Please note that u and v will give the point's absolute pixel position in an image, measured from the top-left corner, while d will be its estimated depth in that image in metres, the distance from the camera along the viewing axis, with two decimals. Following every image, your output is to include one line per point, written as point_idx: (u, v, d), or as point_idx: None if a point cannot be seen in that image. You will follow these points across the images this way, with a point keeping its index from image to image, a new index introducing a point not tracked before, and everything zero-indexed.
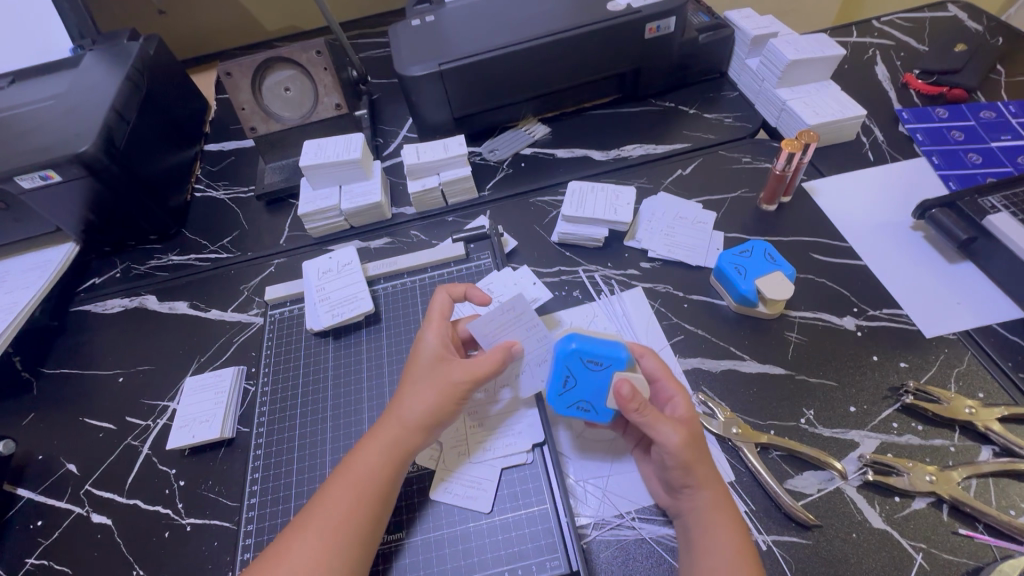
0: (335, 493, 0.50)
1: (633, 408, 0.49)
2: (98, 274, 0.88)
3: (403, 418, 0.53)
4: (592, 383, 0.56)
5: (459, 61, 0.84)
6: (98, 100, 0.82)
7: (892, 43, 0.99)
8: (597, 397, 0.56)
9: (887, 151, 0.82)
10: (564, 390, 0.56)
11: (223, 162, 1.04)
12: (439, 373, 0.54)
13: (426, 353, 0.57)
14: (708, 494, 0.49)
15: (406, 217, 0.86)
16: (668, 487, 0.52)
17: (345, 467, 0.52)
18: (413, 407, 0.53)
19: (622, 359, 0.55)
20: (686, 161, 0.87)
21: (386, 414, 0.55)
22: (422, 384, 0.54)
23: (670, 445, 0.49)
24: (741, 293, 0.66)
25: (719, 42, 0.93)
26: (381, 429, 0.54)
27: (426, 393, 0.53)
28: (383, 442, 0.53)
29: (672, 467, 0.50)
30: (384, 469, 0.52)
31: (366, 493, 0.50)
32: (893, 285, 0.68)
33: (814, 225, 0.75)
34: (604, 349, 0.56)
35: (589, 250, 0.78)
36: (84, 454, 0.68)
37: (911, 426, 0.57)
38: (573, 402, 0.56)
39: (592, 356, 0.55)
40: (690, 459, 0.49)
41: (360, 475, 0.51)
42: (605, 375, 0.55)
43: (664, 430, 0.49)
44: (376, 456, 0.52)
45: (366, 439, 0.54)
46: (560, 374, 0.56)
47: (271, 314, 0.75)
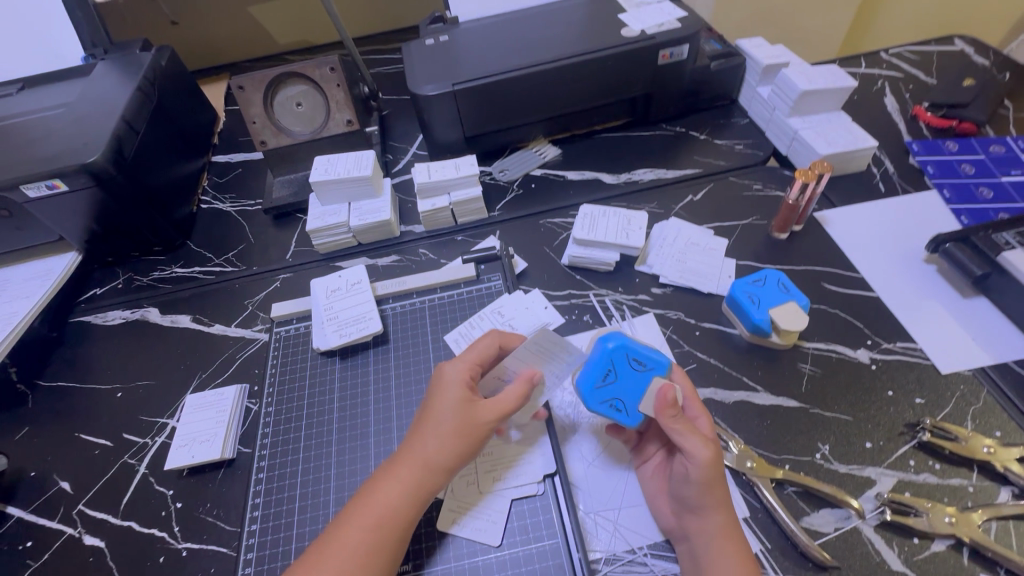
0: (352, 528, 0.49)
1: (669, 414, 0.50)
2: (100, 284, 0.87)
3: (427, 457, 0.52)
4: (629, 382, 0.56)
5: (473, 82, 0.84)
6: (108, 110, 0.82)
7: (900, 76, 1.00)
8: (631, 399, 0.55)
9: (898, 182, 0.83)
10: (601, 383, 0.56)
11: (231, 174, 1.03)
12: (468, 414, 0.53)
13: (451, 390, 0.55)
14: (721, 520, 0.49)
15: (415, 235, 0.86)
16: (679, 508, 0.51)
17: (361, 502, 0.51)
18: (440, 447, 0.52)
19: (664, 365, 0.55)
20: (697, 186, 0.87)
21: (406, 450, 0.53)
22: (445, 422, 0.53)
23: (698, 459, 0.49)
24: (755, 323, 0.65)
25: (731, 70, 0.93)
26: (402, 466, 0.52)
27: (453, 434, 0.52)
28: (401, 479, 0.51)
29: (692, 485, 0.49)
30: (407, 508, 0.51)
31: (388, 532, 0.49)
32: (907, 318, 0.67)
33: (826, 255, 0.75)
34: (650, 354, 0.56)
35: (599, 274, 0.77)
36: (78, 472, 0.66)
37: (929, 464, 0.56)
38: (607, 398, 0.56)
39: (638, 357, 0.56)
40: (710, 477, 0.49)
41: (381, 514, 0.50)
42: (644, 378, 0.55)
43: (695, 443, 0.49)
44: (398, 495, 0.51)
45: (382, 474, 0.53)
46: (601, 366, 0.56)
47: (277, 331, 0.74)
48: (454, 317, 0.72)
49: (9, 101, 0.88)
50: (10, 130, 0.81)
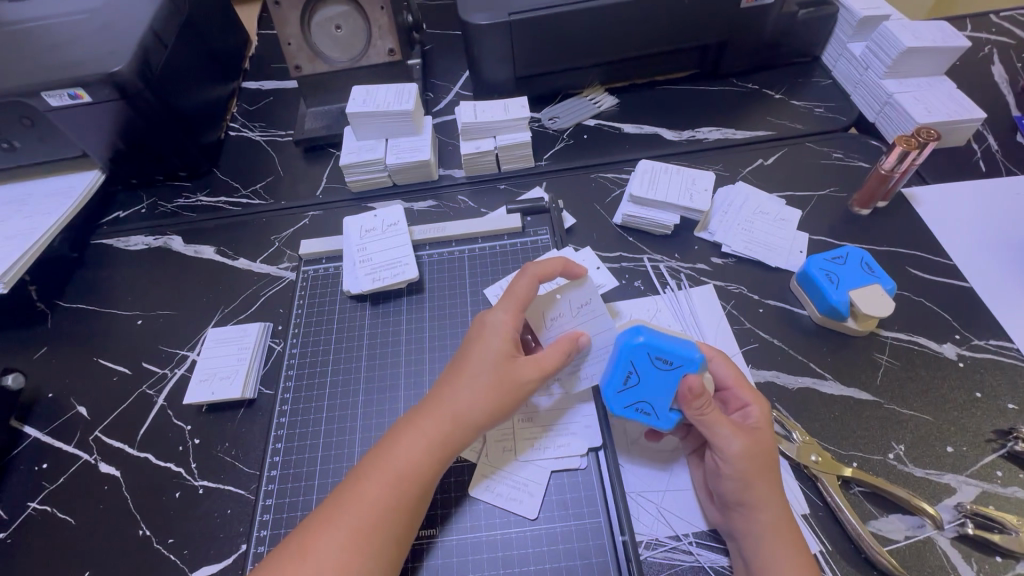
0: (372, 484, 0.45)
1: (695, 406, 0.46)
2: (123, 207, 0.83)
3: (458, 413, 0.47)
4: (657, 383, 0.49)
5: (530, 13, 0.75)
6: (135, 17, 0.75)
7: (1011, 42, 0.88)
8: (661, 400, 0.49)
9: (1002, 162, 0.73)
10: (623, 387, 0.50)
11: (262, 102, 0.97)
12: (507, 368, 0.48)
13: (495, 339, 0.50)
14: (766, 516, 0.44)
15: (454, 180, 0.79)
16: (721, 503, 0.47)
17: (382, 456, 0.46)
18: (473, 401, 0.47)
19: (696, 360, 0.48)
20: (769, 150, 0.78)
21: (435, 400, 0.48)
22: (483, 375, 0.48)
23: (728, 453, 0.45)
24: (830, 304, 0.58)
25: (821, 21, 0.82)
26: (429, 418, 0.47)
27: (489, 388, 0.48)
28: (428, 437, 0.46)
29: (728, 479, 0.45)
30: (430, 466, 0.46)
31: (407, 490, 0.45)
32: (1003, 314, 0.60)
33: (912, 236, 0.67)
34: (676, 347, 0.49)
35: (655, 238, 0.70)
36: (96, 397, 0.64)
37: (1018, 477, 0.50)
38: (633, 402, 0.50)
39: (662, 354, 0.49)
40: (747, 470, 0.44)
41: (402, 471, 0.45)
42: (671, 376, 0.49)
43: (725, 436, 0.45)
44: (421, 449, 0.46)
45: (407, 428, 0.47)
46: (622, 371, 0.50)
47: (304, 270, 0.69)
48: (495, 270, 0.67)
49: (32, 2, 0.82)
50: (33, 33, 0.76)
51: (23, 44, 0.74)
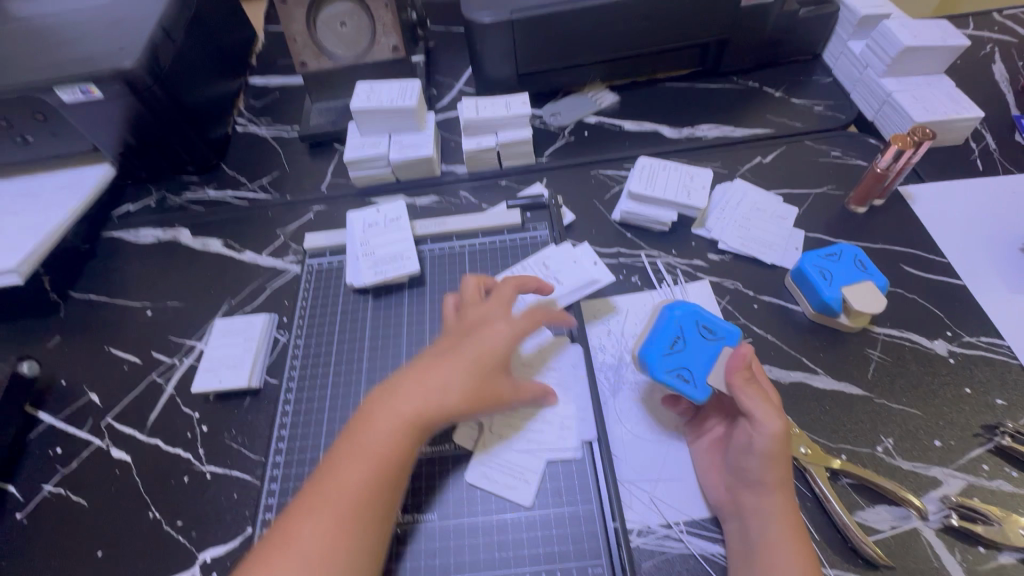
0: (345, 470, 0.45)
1: (741, 381, 0.48)
2: (132, 201, 0.85)
3: (424, 398, 0.48)
4: (699, 350, 0.52)
5: (532, 11, 0.76)
6: (145, 15, 0.77)
7: (1014, 40, 0.88)
8: (701, 368, 0.51)
9: (999, 161, 0.73)
10: (669, 350, 0.52)
11: (268, 97, 0.98)
12: (482, 359, 0.51)
13: (475, 333, 0.53)
14: (778, 499, 0.45)
15: (456, 176, 0.81)
16: (734, 483, 0.48)
17: (353, 441, 0.47)
18: (440, 386, 0.49)
19: (735, 336, 0.53)
20: (767, 148, 0.79)
21: (399, 384, 0.49)
22: (452, 363, 0.50)
23: (768, 430, 0.45)
24: (824, 301, 0.59)
25: (821, 19, 0.83)
26: (395, 401, 0.48)
27: (457, 373, 0.49)
28: (396, 418, 0.47)
29: (755, 457, 0.46)
30: (401, 447, 0.47)
31: (384, 472, 0.46)
32: (994, 312, 0.60)
33: (907, 234, 0.68)
34: (720, 323, 0.54)
35: (652, 234, 0.71)
36: (107, 385, 0.66)
37: (1003, 471, 0.51)
38: (673, 369, 0.52)
39: (710, 324, 0.53)
40: (776, 451, 0.45)
41: (374, 455, 0.46)
42: (715, 346, 0.52)
43: (769, 413, 0.46)
44: (390, 431, 0.47)
45: (374, 411, 0.48)
46: (669, 336, 0.53)
47: (308, 263, 0.71)
48: (495, 264, 0.68)
49: None
50: (45, 30, 0.77)
51: (36, 40, 0.76)
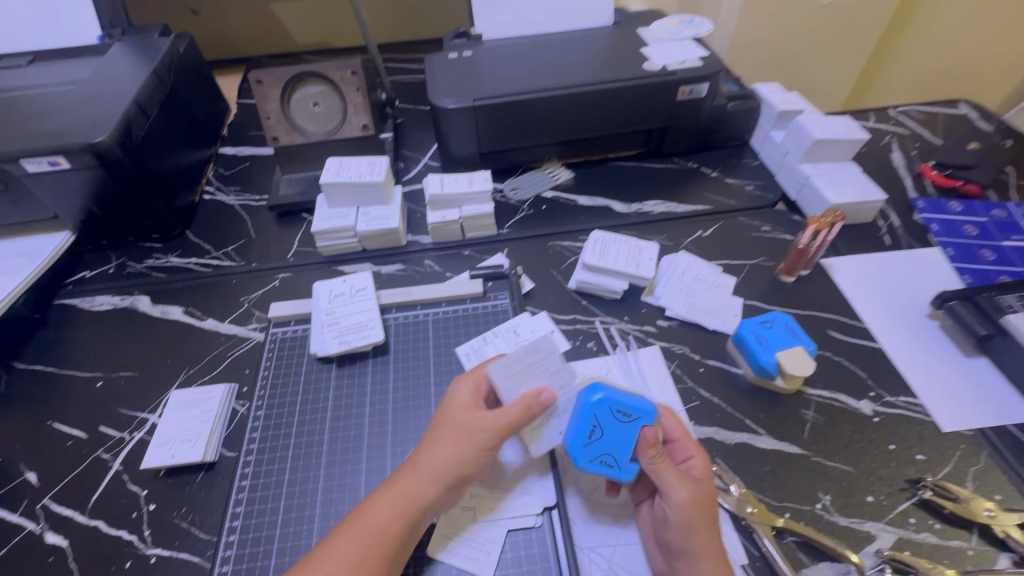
0: (340, 542, 0.48)
1: (649, 454, 0.51)
2: (90, 267, 0.84)
3: (423, 471, 0.51)
4: (618, 435, 0.53)
5: (493, 100, 0.84)
6: (120, 91, 0.80)
7: (907, 132, 1.03)
8: (623, 452, 0.53)
9: (903, 237, 0.83)
10: (588, 441, 0.54)
11: (238, 167, 1.01)
12: (467, 426, 0.53)
13: (454, 406, 0.55)
14: (708, 564, 0.48)
15: (421, 246, 0.84)
16: (667, 554, 0.50)
17: (355, 516, 0.50)
18: (437, 460, 0.51)
19: (651, 412, 0.53)
20: (706, 223, 0.87)
21: (408, 463, 0.53)
22: (445, 438, 0.53)
23: (675, 501, 0.49)
24: (761, 364, 0.64)
25: (746, 112, 0.95)
26: (400, 478, 0.51)
27: (451, 448, 0.52)
28: (397, 494, 0.50)
29: (673, 527, 0.49)
30: (399, 523, 0.49)
31: (375, 547, 0.48)
32: (909, 374, 0.67)
33: (831, 302, 0.75)
34: (630, 400, 0.54)
35: (606, 301, 0.76)
36: (47, 463, 0.62)
37: (929, 523, 0.55)
38: (598, 455, 0.53)
39: (622, 408, 0.53)
40: (691, 520, 0.49)
41: (369, 527, 0.48)
42: (631, 429, 0.53)
43: (673, 483, 0.50)
44: (391, 508, 0.49)
45: (380, 490, 0.51)
46: (586, 426, 0.54)
47: (273, 331, 0.72)
48: (459, 332, 0.71)
49: (18, 74, 0.87)
50: (17, 103, 0.79)
51: (5, 113, 0.78)
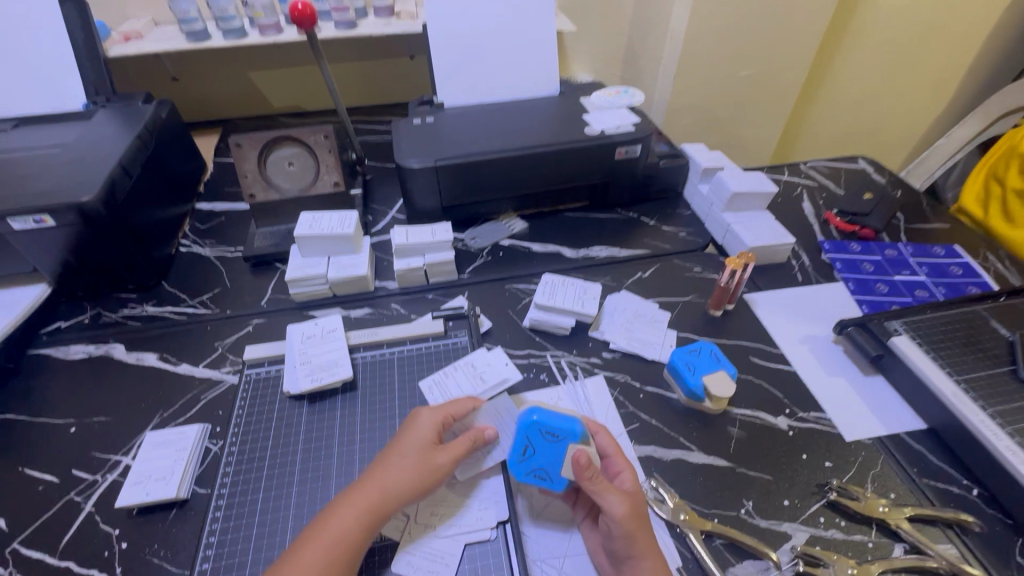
0: (309, 554, 0.51)
1: (587, 476, 0.55)
2: (64, 317, 0.87)
3: (388, 489, 0.56)
4: (550, 452, 0.61)
5: (452, 160, 0.94)
6: (106, 154, 0.87)
7: (815, 184, 1.18)
8: (552, 467, 0.61)
9: (813, 274, 0.96)
10: (522, 457, 0.61)
11: (213, 221, 1.08)
12: (430, 455, 0.58)
13: (420, 431, 0.60)
14: (649, 564, 0.54)
15: (387, 291, 0.92)
16: (613, 560, 0.56)
17: (319, 529, 0.53)
18: (401, 480, 0.56)
19: (578, 433, 0.61)
20: (645, 265, 0.98)
21: (369, 479, 0.57)
22: (409, 460, 0.58)
23: (616, 515, 0.54)
24: (691, 388, 0.73)
25: (677, 168, 1.09)
26: (363, 493, 0.56)
27: (414, 471, 0.57)
28: (361, 509, 0.54)
29: (618, 538, 0.54)
30: (361, 534, 0.54)
31: (340, 557, 0.52)
32: (818, 393, 0.77)
33: (753, 332, 0.86)
34: (561, 422, 0.62)
35: (557, 337, 0.85)
36: (17, 508, 0.64)
37: (836, 521, 0.63)
38: (531, 469, 0.61)
39: (549, 428, 0.61)
40: (632, 529, 0.54)
41: (335, 539, 0.53)
42: (559, 446, 0.61)
43: (613, 500, 0.55)
44: (356, 521, 0.54)
45: (342, 503, 0.55)
46: (520, 444, 0.62)
47: (247, 372, 0.76)
48: (423, 368, 0.77)
49: (4, 138, 0.92)
50: (3, 166, 0.85)
51: None
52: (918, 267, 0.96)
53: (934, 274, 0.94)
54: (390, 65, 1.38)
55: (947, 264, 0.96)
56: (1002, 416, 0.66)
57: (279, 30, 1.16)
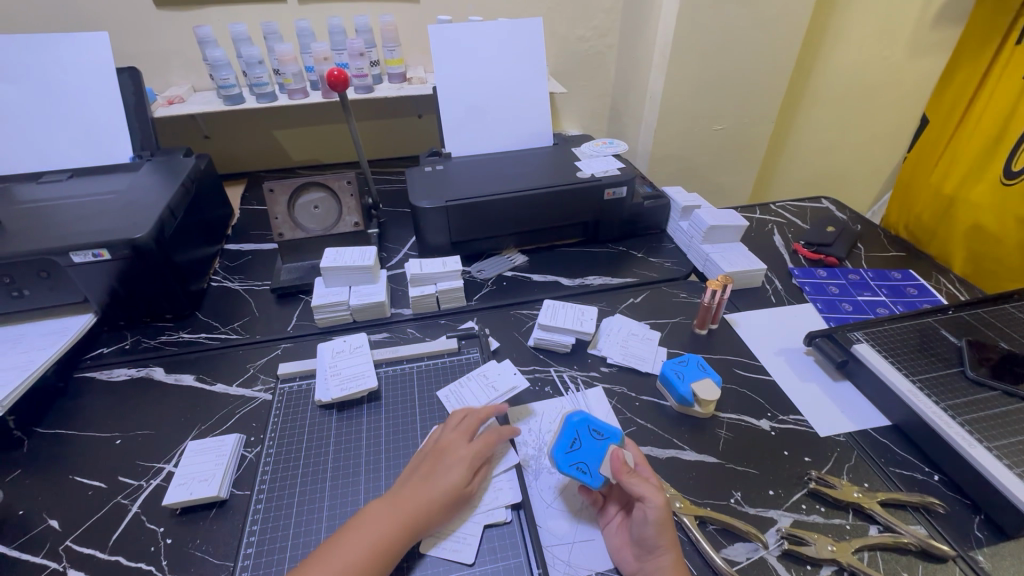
0: (356, 555, 0.57)
1: (628, 468, 0.62)
2: (106, 345, 0.95)
3: (433, 509, 0.62)
4: (592, 450, 0.68)
5: (461, 201, 1.06)
6: (155, 199, 0.98)
7: (784, 221, 1.32)
8: (595, 463, 0.67)
9: (785, 297, 1.07)
10: (570, 449, 0.68)
11: (241, 259, 1.18)
12: (467, 485, 0.66)
13: (463, 460, 0.67)
14: (671, 557, 0.58)
15: (403, 317, 1.01)
16: (637, 553, 0.60)
17: (365, 533, 0.59)
18: (443, 505, 0.63)
19: (619, 436, 0.70)
20: (636, 292, 1.09)
21: (413, 496, 0.63)
22: (450, 488, 0.64)
23: (656, 503, 0.59)
24: (680, 394, 0.81)
25: (660, 207, 1.22)
26: (407, 506, 0.62)
27: (454, 498, 0.64)
28: (406, 522, 0.61)
29: (650, 526, 0.59)
30: (403, 542, 0.60)
31: (382, 560, 0.58)
32: (794, 397, 0.86)
33: (735, 348, 0.95)
34: (606, 426, 0.71)
35: (559, 354, 0.93)
36: (68, 511, 0.69)
37: (817, 507, 0.70)
38: (574, 463, 0.67)
39: (597, 428, 0.71)
40: (663, 519, 0.59)
41: (382, 546, 0.59)
42: (603, 444, 0.69)
43: (653, 491, 0.61)
44: (400, 532, 0.60)
45: (388, 514, 0.61)
46: (570, 438, 0.69)
47: (281, 387, 0.85)
48: (439, 381, 0.85)
49: (61, 187, 1.04)
50: (63, 209, 0.95)
51: (53, 217, 0.93)
52: (878, 289, 1.08)
53: (893, 295, 1.06)
54: (401, 123, 1.54)
55: (904, 286, 1.08)
56: (954, 409, 0.76)
57: (305, 93, 1.31)
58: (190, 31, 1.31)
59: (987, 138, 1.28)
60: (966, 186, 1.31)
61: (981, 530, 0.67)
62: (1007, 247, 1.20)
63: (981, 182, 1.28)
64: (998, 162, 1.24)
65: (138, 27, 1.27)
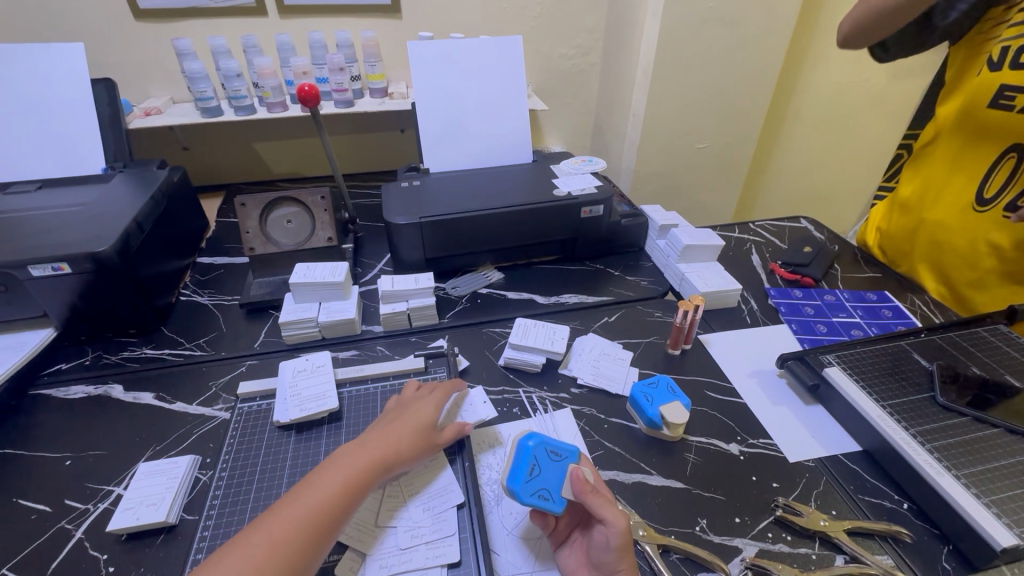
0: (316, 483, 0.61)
1: (588, 489, 0.60)
2: (65, 361, 0.93)
3: (395, 442, 0.67)
4: (551, 471, 0.65)
5: (435, 217, 1.06)
6: (122, 211, 0.96)
7: (762, 240, 1.32)
8: (555, 487, 0.63)
9: (760, 317, 1.07)
10: (529, 476, 0.64)
11: (213, 273, 1.17)
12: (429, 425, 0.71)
13: (425, 410, 0.73)
14: None
15: (373, 334, 0.99)
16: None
17: (328, 464, 0.64)
18: (404, 440, 0.68)
19: (576, 453, 0.67)
20: (611, 310, 1.08)
21: (377, 434, 0.68)
22: (412, 425, 0.70)
23: (617, 527, 0.57)
24: (650, 417, 0.80)
25: (637, 225, 1.21)
26: (371, 441, 0.67)
27: (416, 435, 0.69)
28: (368, 451, 0.65)
29: (611, 551, 0.57)
30: (365, 472, 0.64)
31: (342, 487, 0.61)
32: (765, 420, 0.85)
33: (707, 369, 0.94)
34: (563, 445, 0.68)
35: (529, 374, 0.92)
36: (8, 536, 0.67)
37: (782, 536, 0.69)
38: (535, 490, 0.63)
39: (555, 448, 0.67)
40: (625, 545, 0.57)
41: (343, 474, 0.62)
42: (562, 465, 0.65)
43: (614, 514, 0.58)
44: (364, 460, 0.64)
45: (352, 448, 0.66)
46: (527, 463, 0.65)
47: (241, 407, 0.83)
48: None
49: (27, 198, 1.02)
50: (26, 221, 0.93)
51: (15, 229, 0.91)
52: (853, 310, 1.07)
53: (868, 316, 1.06)
54: (382, 137, 1.54)
55: (879, 308, 1.08)
56: (924, 435, 0.75)
57: (285, 107, 1.31)
58: (169, 43, 1.30)
59: (951, 150, 1.14)
60: (929, 202, 1.17)
61: (949, 561, 0.66)
62: (979, 273, 1.08)
63: (945, 201, 1.14)
64: (959, 185, 1.12)
65: (117, 38, 1.27)
